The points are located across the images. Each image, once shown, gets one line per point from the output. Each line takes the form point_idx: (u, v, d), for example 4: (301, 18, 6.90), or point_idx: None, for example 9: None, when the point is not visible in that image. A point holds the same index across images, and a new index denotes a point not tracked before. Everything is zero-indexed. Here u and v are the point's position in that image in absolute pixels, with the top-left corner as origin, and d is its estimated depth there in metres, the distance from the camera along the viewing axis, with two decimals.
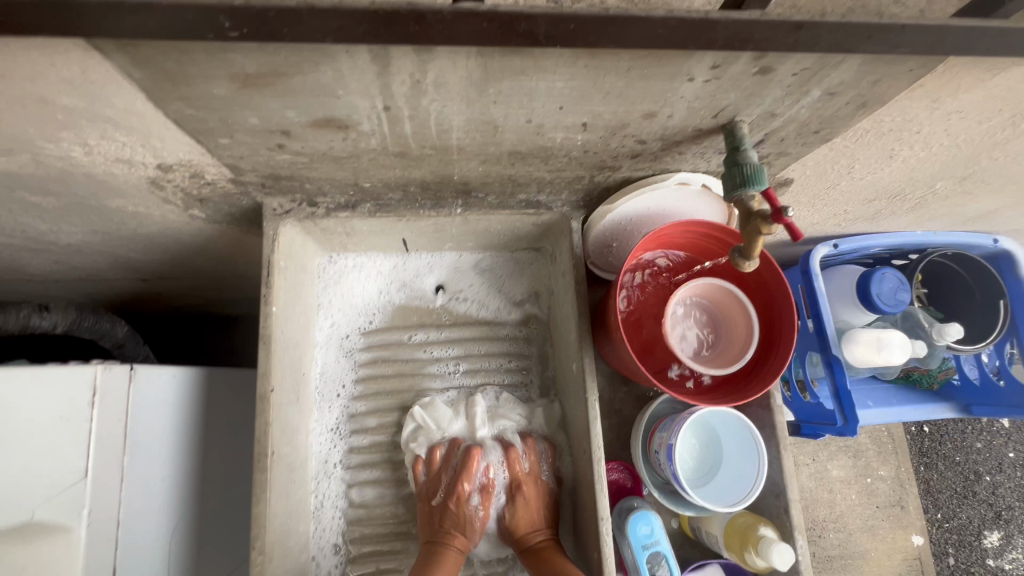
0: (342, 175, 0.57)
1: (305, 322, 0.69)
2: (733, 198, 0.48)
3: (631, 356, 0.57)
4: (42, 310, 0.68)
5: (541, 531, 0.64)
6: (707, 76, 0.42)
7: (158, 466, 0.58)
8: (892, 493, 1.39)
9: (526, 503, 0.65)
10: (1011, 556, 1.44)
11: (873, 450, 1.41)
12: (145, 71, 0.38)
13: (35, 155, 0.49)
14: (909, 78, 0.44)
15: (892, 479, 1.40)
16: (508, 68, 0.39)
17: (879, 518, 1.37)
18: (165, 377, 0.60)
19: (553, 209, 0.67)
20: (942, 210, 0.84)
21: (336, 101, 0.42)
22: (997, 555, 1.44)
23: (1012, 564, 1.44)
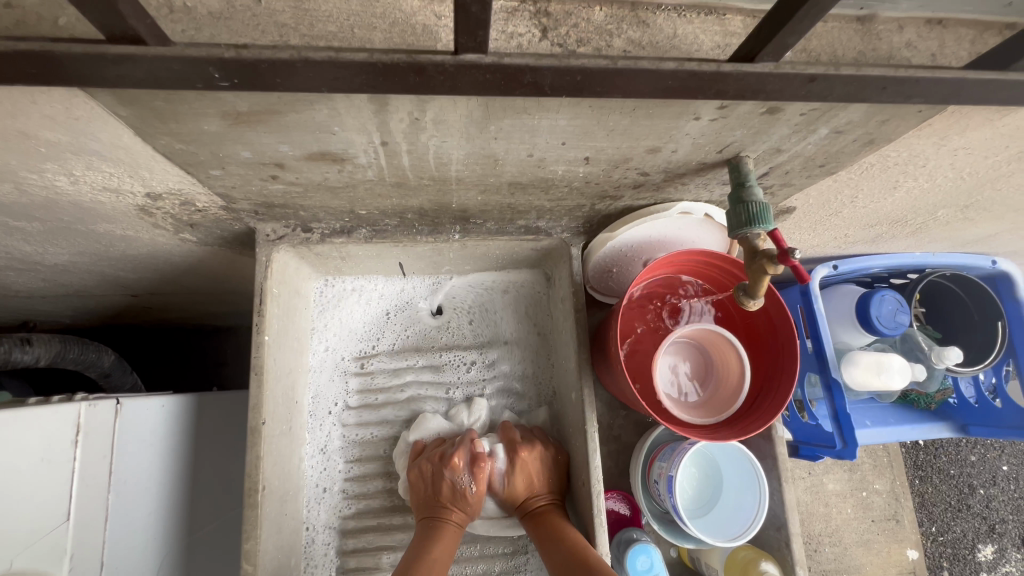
0: (337, 203, 0.56)
1: (299, 347, 0.67)
2: (738, 235, 0.47)
3: (632, 389, 0.56)
4: (24, 344, 0.72)
5: (541, 495, 0.63)
6: (713, 116, 0.41)
7: (144, 501, 0.56)
8: (887, 508, 1.39)
9: (527, 469, 0.63)
10: (1004, 569, 1.46)
11: (868, 463, 1.40)
12: (133, 109, 0.36)
13: (19, 184, 0.47)
14: (917, 118, 0.43)
15: (888, 493, 1.39)
16: (510, 108, 0.38)
17: (874, 532, 1.37)
18: (151, 408, 0.58)
19: (553, 234, 0.65)
20: (942, 234, 0.84)
21: (331, 137, 0.41)
22: (990, 568, 1.45)
23: None
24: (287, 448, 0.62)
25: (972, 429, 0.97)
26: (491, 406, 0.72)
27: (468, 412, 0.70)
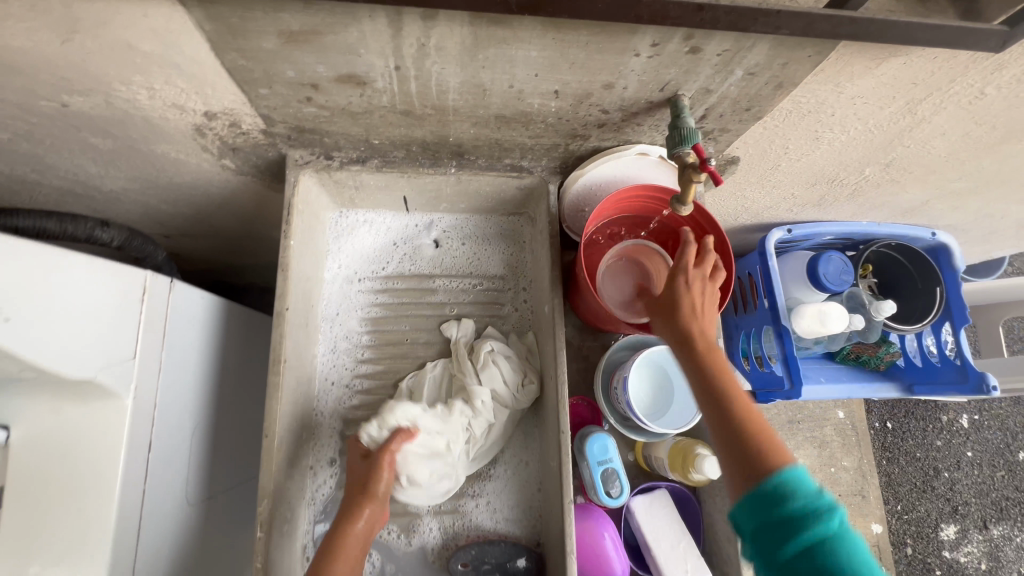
0: (356, 130, 0.68)
1: (317, 262, 0.80)
2: (674, 153, 0.60)
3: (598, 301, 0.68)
4: (103, 225, 0.78)
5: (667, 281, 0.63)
6: (649, 53, 0.53)
7: (187, 369, 0.67)
8: (854, 483, 1.43)
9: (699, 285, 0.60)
10: (966, 550, 1.52)
11: (838, 441, 1.44)
12: (215, 24, 0.49)
13: (107, 96, 0.60)
14: (810, 63, 0.55)
15: (856, 470, 1.44)
16: (493, 36, 0.51)
17: None
18: (196, 296, 0.70)
19: (534, 173, 0.78)
20: (878, 200, 0.96)
21: (357, 58, 0.54)
22: (953, 548, 1.52)
23: (967, 558, 1.52)
24: (303, 340, 0.74)
25: (917, 388, 1.06)
26: (477, 325, 0.84)
27: (457, 327, 0.82)
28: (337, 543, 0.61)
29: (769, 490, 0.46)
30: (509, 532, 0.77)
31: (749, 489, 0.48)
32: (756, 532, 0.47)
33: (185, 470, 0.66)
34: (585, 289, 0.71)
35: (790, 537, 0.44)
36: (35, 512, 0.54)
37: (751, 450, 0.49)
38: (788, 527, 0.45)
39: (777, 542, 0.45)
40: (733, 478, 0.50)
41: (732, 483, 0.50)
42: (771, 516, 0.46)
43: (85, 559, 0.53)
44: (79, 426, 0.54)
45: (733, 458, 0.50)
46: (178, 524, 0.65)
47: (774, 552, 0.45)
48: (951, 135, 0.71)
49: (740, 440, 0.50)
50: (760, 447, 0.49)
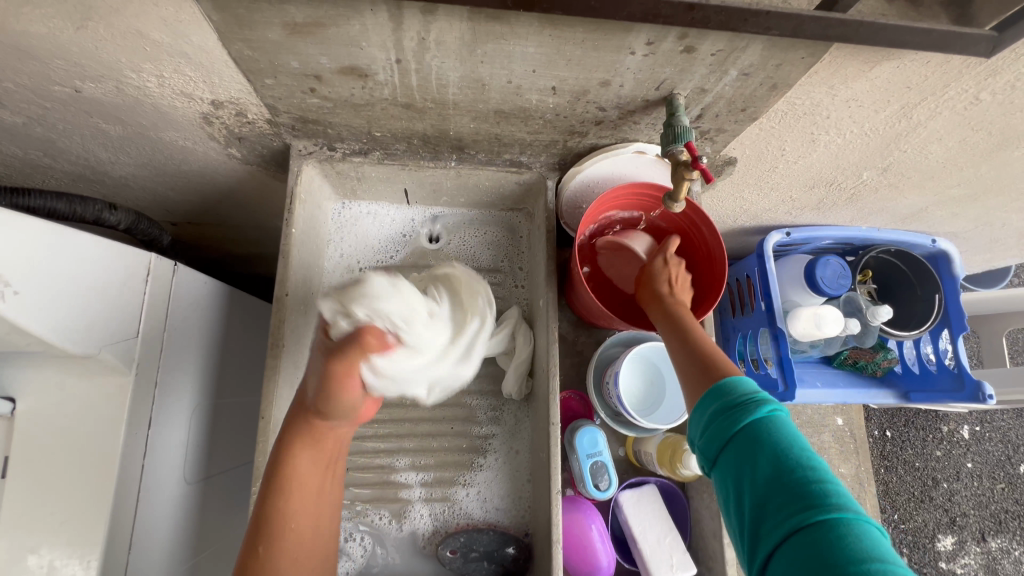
0: (358, 122, 0.70)
1: (318, 251, 0.82)
2: (667, 151, 0.61)
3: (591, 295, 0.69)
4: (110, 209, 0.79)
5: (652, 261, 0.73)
6: (644, 51, 0.55)
7: (188, 350, 0.69)
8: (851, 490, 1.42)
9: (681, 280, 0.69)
10: (963, 561, 1.51)
11: (835, 447, 1.44)
12: (222, 15, 0.51)
13: (118, 83, 0.62)
14: (804, 65, 0.56)
15: (852, 477, 1.43)
16: (491, 32, 0.52)
17: None
18: (199, 280, 0.72)
19: (533, 169, 0.79)
20: (877, 205, 0.97)
21: (359, 51, 0.55)
22: (950, 558, 1.51)
23: (964, 569, 1.51)
24: (301, 326, 0.76)
25: (913, 395, 1.06)
26: None
27: None
28: (269, 508, 0.58)
29: (716, 389, 0.52)
30: (498, 521, 0.78)
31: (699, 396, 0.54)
32: (707, 430, 0.51)
33: (183, 449, 0.68)
34: (579, 284, 0.72)
35: (729, 421, 0.49)
36: (36, 482, 0.55)
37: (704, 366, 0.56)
38: (725, 415, 0.49)
39: (721, 427, 0.49)
40: (692, 397, 0.56)
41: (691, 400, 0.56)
42: (716, 409, 0.50)
43: (84, 529, 0.55)
44: (82, 401, 0.56)
45: (692, 380, 0.57)
46: (176, 501, 0.66)
47: (719, 437, 0.49)
48: (948, 140, 0.72)
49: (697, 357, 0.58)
50: (712, 363, 0.56)
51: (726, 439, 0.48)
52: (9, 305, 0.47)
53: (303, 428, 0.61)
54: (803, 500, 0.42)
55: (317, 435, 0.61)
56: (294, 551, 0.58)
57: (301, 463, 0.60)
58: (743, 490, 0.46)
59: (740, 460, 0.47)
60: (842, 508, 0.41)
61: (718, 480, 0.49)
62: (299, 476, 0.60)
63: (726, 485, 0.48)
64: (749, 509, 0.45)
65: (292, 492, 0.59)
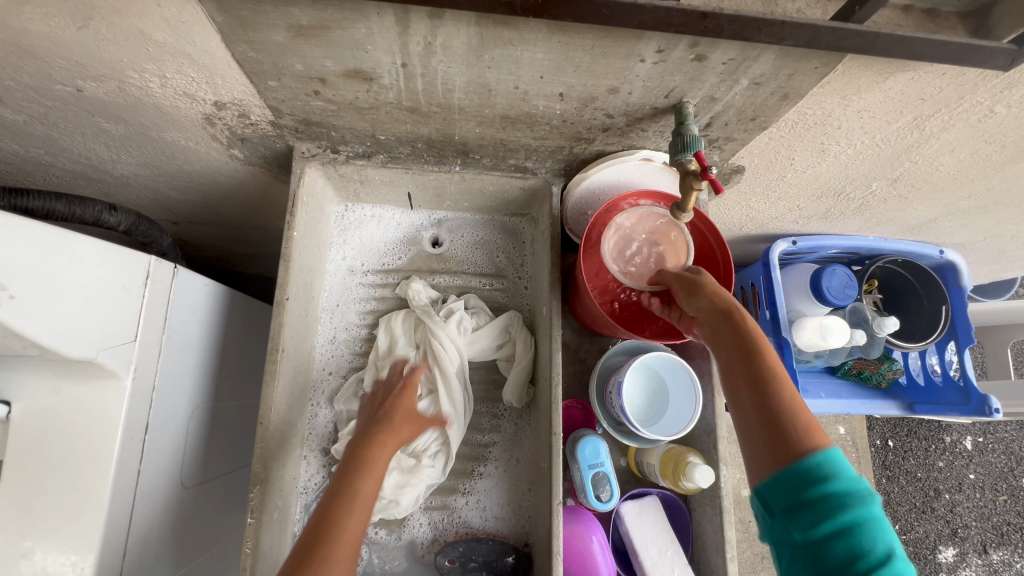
0: (362, 125, 0.69)
1: (320, 254, 0.81)
2: (676, 161, 0.60)
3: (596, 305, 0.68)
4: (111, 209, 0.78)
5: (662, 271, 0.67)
6: (654, 59, 0.54)
7: (186, 354, 0.68)
8: None
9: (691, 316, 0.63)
10: (964, 573, 1.50)
11: None
12: (226, 16, 0.50)
13: (121, 83, 0.61)
14: (817, 75, 0.55)
15: None
16: (499, 38, 0.51)
17: None
18: (198, 283, 0.71)
19: (538, 174, 0.78)
20: (885, 215, 0.95)
21: (365, 54, 0.55)
22: (951, 570, 1.50)
23: None
24: (301, 330, 0.75)
25: (918, 407, 1.04)
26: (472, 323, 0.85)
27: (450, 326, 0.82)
28: (344, 487, 0.55)
29: (802, 468, 0.43)
30: (497, 530, 0.77)
31: (774, 470, 0.45)
32: (788, 510, 0.43)
33: (181, 453, 0.67)
34: (585, 294, 0.71)
35: (823, 519, 0.41)
36: (29, 487, 0.54)
37: (777, 430, 0.46)
38: (817, 509, 0.41)
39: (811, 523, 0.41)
40: (755, 464, 0.47)
41: (753, 466, 0.47)
42: (805, 497, 0.42)
43: (78, 535, 0.54)
44: (77, 406, 0.55)
45: (758, 447, 0.47)
46: (171, 506, 0.65)
47: (806, 530, 0.41)
48: (960, 152, 0.70)
49: (768, 406, 0.47)
50: (791, 429, 0.46)
51: (814, 535, 0.41)
52: (8, 309, 0.46)
53: (371, 441, 0.62)
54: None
55: (386, 445, 0.63)
56: (353, 531, 0.52)
57: (380, 456, 0.60)
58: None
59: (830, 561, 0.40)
60: None
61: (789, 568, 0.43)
62: (374, 467, 0.59)
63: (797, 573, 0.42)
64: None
65: (370, 476, 0.57)
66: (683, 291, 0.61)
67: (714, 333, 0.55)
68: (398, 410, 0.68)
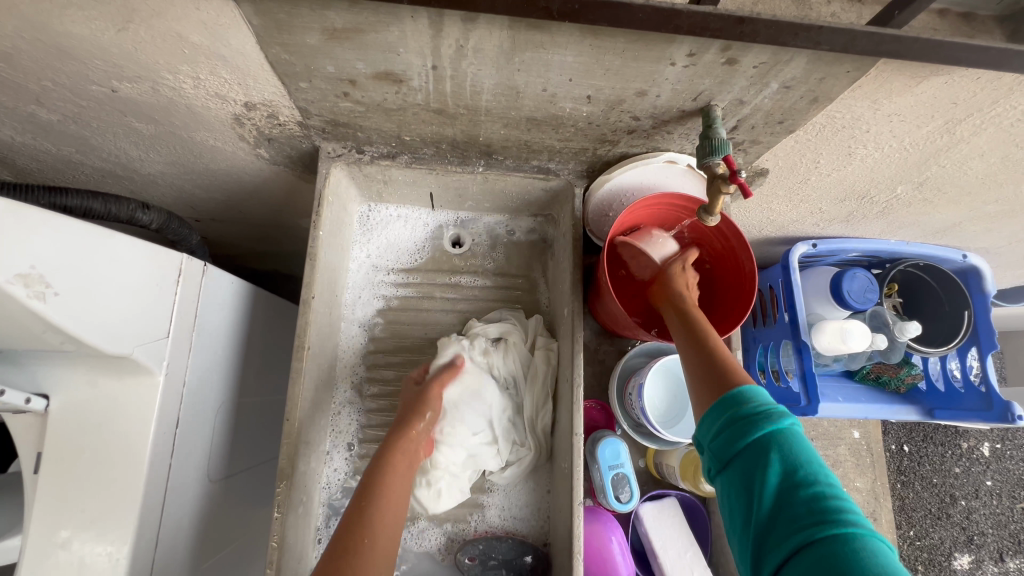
0: (388, 126, 0.70)
1: (343, 252, 0.82)
2: (703, 164, 0.60)
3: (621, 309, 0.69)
4: (144, 207, 0.78)
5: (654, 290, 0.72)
6: (685, 62, 0.54)
7: (213, 350, 0.69)
8: (866, 504, 1.40)
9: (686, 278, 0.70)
10: None
11: (851, 461, 1.42)
12: (263, 19, 0.51)
13: (154, 84, 0.62)
14: (849, 79, 0.55)
15: (867, 491, 1.41)
16: (531, 41, 0.52)
17: None
18: (226, 281, 0.72)
19: (560, 176, 0.79)
20: (909, 219, 0.94)
21: (396, 57, 0.55)
22: None
23: None
24: (325, 327, 0.76)
25: (937, 413, 1.04)
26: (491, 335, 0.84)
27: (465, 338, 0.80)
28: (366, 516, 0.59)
29: (730, 396, 0.51)
30: (517, 529, 0.77)
31: (717, 401, 0.53)
32: (718, 435, 0.50)
33: (209, 448, 0.69)
34: (609, 299, 0.72)
35: (741, 433, 0.48)
36: (67, 478, 0.56)
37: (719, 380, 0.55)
38: (743, 422, 0.48)
39: (731, 439, 0.48)
40: (702, 405, 0.55)
41: (702, 405, 0.55)
42: (729, 417, 0.50)
43: (114, 525, 0.55)
44: (113, 400, 0.57)
45: (706, 387, 0.56)
46: (200, 499, 0.67)
47: (731, 445, 0.48)
48: (989, 156, 0.69)
49: (714, 369, 0.57)
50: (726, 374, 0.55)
51: (738, 447, 0.48)
52: (52, 305, 0.48)
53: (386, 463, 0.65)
54: (815, 516, 0.42)
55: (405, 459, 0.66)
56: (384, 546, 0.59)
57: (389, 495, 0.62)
58: (748, 499, 0.46)
59: (750, 468, 0.47)
60: (855, 524, 0.41)
61: (724, 487, 0.48)
62: (391, 487, 0.63)
63: (731, 493, 0.47)
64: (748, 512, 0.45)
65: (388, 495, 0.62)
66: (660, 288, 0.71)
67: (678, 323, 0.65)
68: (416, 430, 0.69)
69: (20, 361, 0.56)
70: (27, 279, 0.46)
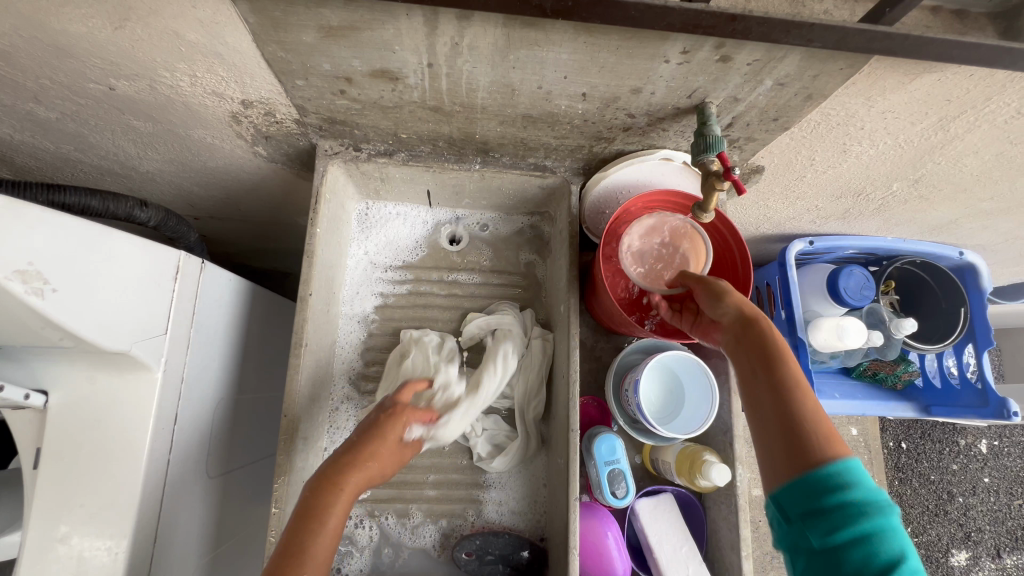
0: (385, 124, 0.70)
1: (341, 250, 0.82)
2: (698, 161, 0.60)
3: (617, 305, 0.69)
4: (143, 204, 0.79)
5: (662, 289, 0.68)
6: (679, 60, 0.54)
7: (211, 347, 0.70)
8: None
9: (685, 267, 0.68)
10: None
11: None
12: (259, 17, 0.51)
13: (152, 81, 0.62)
14: (842, 76, 0.55)
15: None
16: (525, 38, 0.52)
17: None
18: (224, 278, 0.72)
19: (557, 173, 0.79)
20: (905, 216, 0.95)
21: (392, 55, 0.56)
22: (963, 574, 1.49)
23: None
24: (323, 324, 0.76)
25: (934, 409, 1.04)
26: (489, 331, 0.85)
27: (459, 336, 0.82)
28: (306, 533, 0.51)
29: (820, 477, 0.44)
30: (513, 525, 0.78)
31: (788, 479, 0.46)
32: (804, 517, 0.44)
33: (207, 444, 0.69)
34: (605, 296, 0.72)
35: (840, 526, 0.41)
36: (66, 473, 0.56)
37: (802, 440, 0.47)
38: (841, 513, 0.42)
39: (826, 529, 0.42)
40: (778, 467, 0.47)
41: (777, 470, 0.47)
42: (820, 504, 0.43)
43: (114, 519, 0.56)
44: (113, 396, 0.57)
45: (784, 451, 0.47)
46: (199, 494, 0.67)
47: (822, 536, 0.42)
48: (983, 153, 0.70)
49: (788, 426, 0.48)
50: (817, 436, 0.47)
51: (831, 541, 0.41)
52: (50, 301, 0.48)
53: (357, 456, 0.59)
54: None
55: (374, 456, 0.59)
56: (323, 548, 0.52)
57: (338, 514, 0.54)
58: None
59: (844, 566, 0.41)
60: None
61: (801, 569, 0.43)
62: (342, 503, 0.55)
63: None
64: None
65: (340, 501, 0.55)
66: (706, 296, 0.60)
67: (739, 342, 0.55)
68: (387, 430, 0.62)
69: (19, 358, 0.56)
70: (26, 276, 0.47)
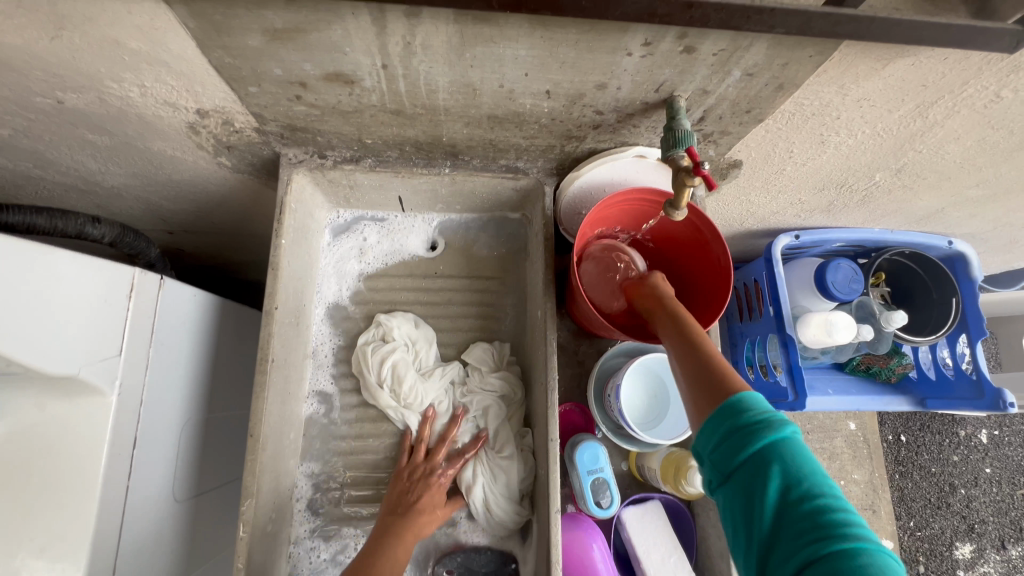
0: (348, 129, 0.68)
1: (310, 262, 0.80)
2: (668, 156, 0.58)
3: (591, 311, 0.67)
4: (95, 221, 0.77)
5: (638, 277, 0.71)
6: (642, 52, 0.52)
7: (176, 365, 0.67)
8: (864, 498, 1.37)
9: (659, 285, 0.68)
10: (981, 569, 1.47)
11: (848, 453, 1.39)
12: (199, 21, 0.49)
13: (100, 94, 0.60)
14: (812, 64, 0.53)
15: (865, 483, 1.38)
16: (480, 35, 0.50)
17: None
18: (188, 293, 0.70)
19: (530, 174, 0.77)
20: (890, 206, 0.92)
21: (344, 57, 0.54)
22: (968, 567, 1.46)
23: None
24: (292, 338, 0.74)
25: (930, 402, 1.01)
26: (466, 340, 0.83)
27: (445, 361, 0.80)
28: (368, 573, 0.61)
29: (733, 401, 0.46)
30: (495, 538, 0.76)
31: (713, 408, 0.47)
32: (717, 447, 0.46)
33: (173, 467, 0.66)
34: (581, 302, 0.70)
35: (745, 443, 0.43)
36: (16, 506, 0.54)
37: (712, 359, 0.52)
38: (744, 434, 0.44)
39: (733, 450, 0.44)
40: (697, 410, 0.49)
41: (697, 410, 0.49)
42: (727, 429, 0.45)
43: (66, 553, 0.53)
44: (63, 421, 0.54)
45: (699, 390, 0.50)
46: (165, 520, 0.65)
47: (730, 459, 0.44)
48: (966, 139, 0.67)
49: (707, 362, 0.51)
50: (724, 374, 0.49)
51: (737, 461, 0.43)
52: None
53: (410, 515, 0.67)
54: (818, 529, 0.39)
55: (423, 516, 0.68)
56: None
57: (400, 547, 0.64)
58: (749, 517, 0.42)
59: (750, 484, 0.43)
60: (861, 539, 0.38)
61: (722, 501, 0.45)
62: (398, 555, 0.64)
63: (730, 509, 0.44)
64: (750, 542, 0.42)
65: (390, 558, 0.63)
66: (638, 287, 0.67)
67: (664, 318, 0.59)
68: (423, 499, 0.69)
69: None
70: None
